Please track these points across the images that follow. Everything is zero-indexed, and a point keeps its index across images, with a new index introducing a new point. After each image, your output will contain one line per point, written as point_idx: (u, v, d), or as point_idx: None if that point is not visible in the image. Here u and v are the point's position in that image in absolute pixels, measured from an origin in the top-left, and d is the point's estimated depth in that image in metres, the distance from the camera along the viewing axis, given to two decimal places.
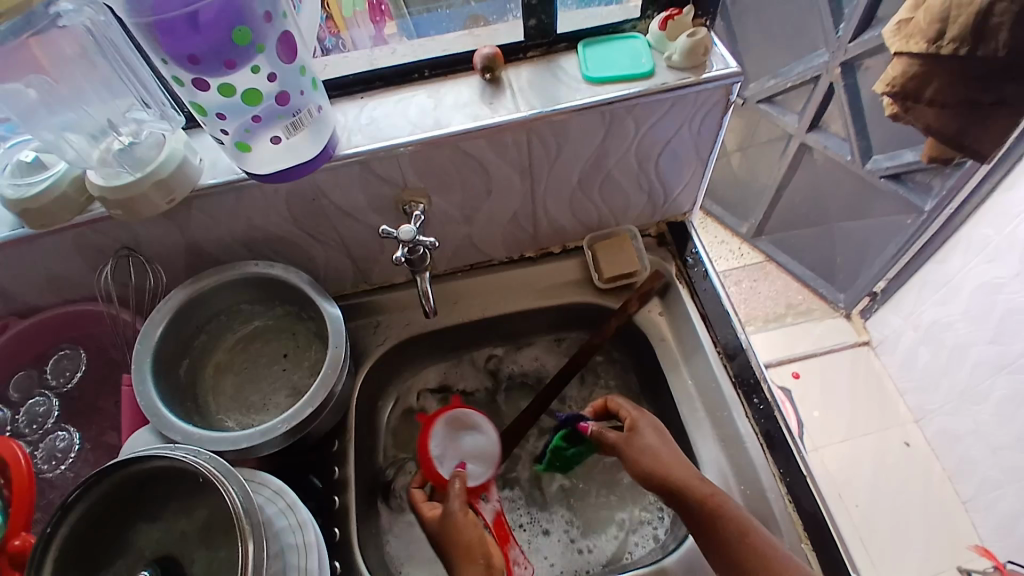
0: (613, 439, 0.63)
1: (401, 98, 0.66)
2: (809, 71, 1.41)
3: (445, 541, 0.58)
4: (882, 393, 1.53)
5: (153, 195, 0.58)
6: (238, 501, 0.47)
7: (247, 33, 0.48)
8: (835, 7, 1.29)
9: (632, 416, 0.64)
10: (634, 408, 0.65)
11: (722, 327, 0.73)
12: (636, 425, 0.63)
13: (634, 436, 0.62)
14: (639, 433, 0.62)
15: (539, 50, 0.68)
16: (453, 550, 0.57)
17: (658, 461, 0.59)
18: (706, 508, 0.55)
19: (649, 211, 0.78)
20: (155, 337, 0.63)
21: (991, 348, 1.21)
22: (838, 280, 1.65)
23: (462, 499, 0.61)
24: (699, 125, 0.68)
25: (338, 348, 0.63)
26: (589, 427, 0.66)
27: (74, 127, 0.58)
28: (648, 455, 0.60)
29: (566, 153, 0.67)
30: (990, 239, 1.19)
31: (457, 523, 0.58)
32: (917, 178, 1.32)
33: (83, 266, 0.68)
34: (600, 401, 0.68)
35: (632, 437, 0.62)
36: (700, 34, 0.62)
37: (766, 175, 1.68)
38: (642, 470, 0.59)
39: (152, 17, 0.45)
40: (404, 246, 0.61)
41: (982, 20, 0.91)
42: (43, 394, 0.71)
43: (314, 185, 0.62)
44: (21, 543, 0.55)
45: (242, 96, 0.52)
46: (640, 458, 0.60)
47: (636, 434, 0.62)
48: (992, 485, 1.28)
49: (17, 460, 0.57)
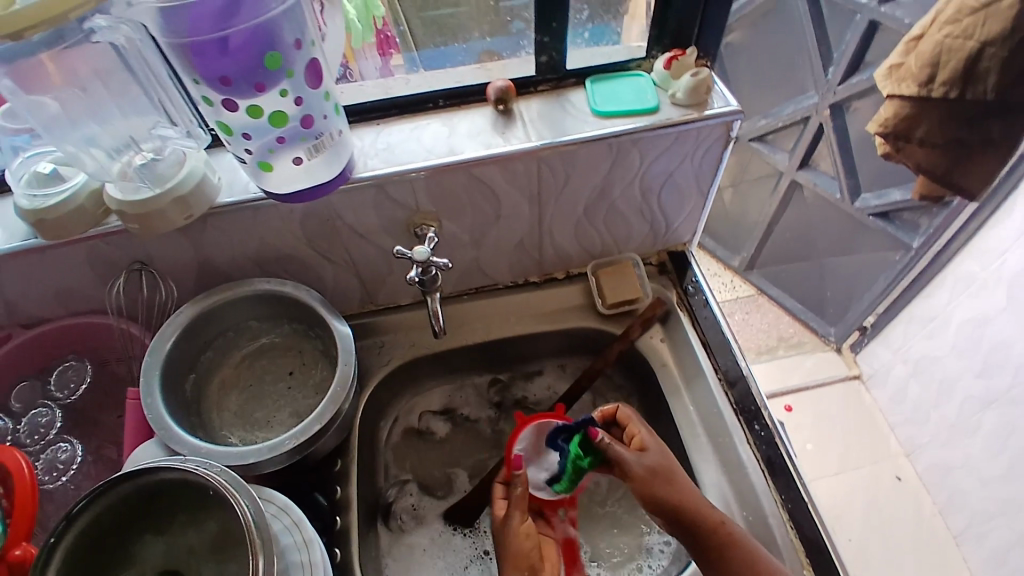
0: (623, 453, 0.61)
1: (417, 126, 0.68)
2: (799, 112, 1.47)
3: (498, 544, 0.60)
4: (873, 427, 1.54)
5: (170, 210, 0.59)
6: (250, 515, 0.47)
7: (278, 58, 0.50)
8: (825, 52, 1.37)
9: (640, 435, 0.63)
10: (645, 427, 0.64)
11: (723, 354, 0.74)
12: (642, 443, 0.62)
13: (645, 457, 0.60)
14: (650, 453, 0.61)
15: (548, 84, 0.71)
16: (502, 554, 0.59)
17: (670, 485, 0.58)
18: (716, 536, 0.56)
19: (650, 240, 0.81)
20: (165, 350, 0.63)
21: (978, 381, 1.24)
22: (828, 313, 1.69)
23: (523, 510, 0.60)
24: (701, 159, 0.71)
25: (348, 367, 0.64)
26: (598, 434, 0.62)
27: (98, 139, 0.58)
28: (659, 479, 0.58)
29: (574, 182, 0.69)
30: (976, 275, 1.23)
31: (513, 534, 0.59)
32: (904, 216, 1.38)
33: (96, 279, 0.68)
34: (610, 409, 0.66)
35: (643, 457, 0.60)
36: (703, 74, 0.65)
37: (757, 211, 1.73)
38: (657, 498, 0.58)
39: (187, 39, 0.47)
40: (418, 266, 0.63)
41: (973, 61, 0.90)
42: (47, 405, 0.71)
43: (329, 206, 0.64)
44: (22, 554, 0.54)
45: (269, 118, 0.54)
46: (649, 479, 0.59)
47: (647, 455, 0.60)
48: (982, 519, 1.29)
49: (20, 469, 0.56)
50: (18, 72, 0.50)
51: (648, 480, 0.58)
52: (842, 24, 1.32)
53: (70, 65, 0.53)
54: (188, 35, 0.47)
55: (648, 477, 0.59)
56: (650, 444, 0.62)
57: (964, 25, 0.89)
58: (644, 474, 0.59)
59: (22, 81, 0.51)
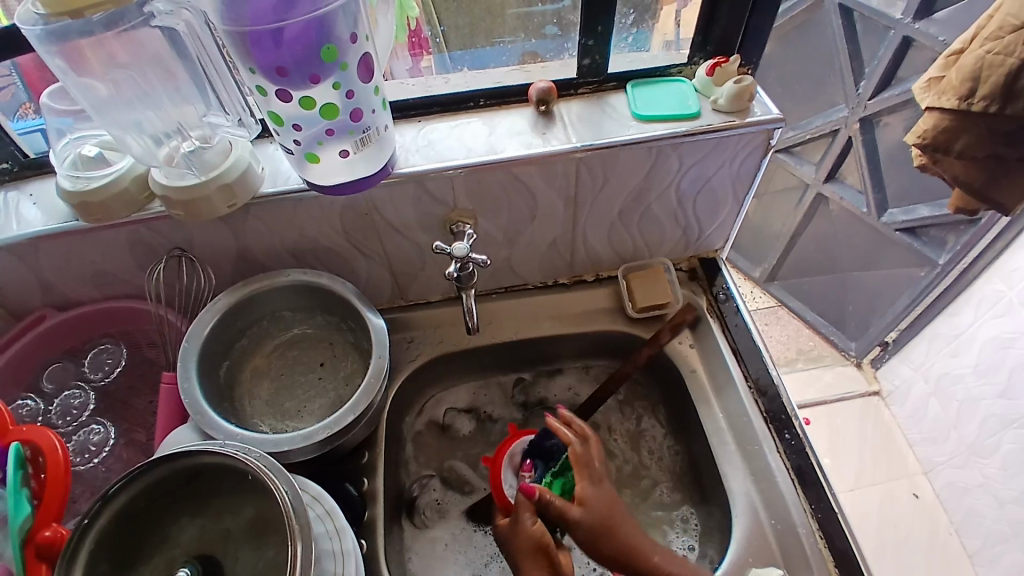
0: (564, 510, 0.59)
1: (458, 124, 0.69)
2: (828, 125, 1.47)
3: (513, 549, 0.60)
4: (891, 444, 1.53)
5: (216, 198, 0.60)
6: (288, 500, 0.48)
7: (333, 50, 0.51)
8: (857, 67, 1.37)
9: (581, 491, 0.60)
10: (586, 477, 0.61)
11: (754, 361, 0.74)
12: (582, 497, 0.60)
13: (586, 514, 0.59)
14: (591, 507, 0.59)
15: (589, 87, 0.72)
16: (520, 553, 0.59)
17: (614, 537, 0.59)
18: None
19: (681, 246, 0.81)
20: (203, 336, 0.64)
21: (1000, 402, 1.22)
22: (849, 328, 1.68)
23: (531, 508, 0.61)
24: (738, 166, 0.71)
25: (381, 359, 0.64)
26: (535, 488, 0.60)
27: (148, 125, 0.59)
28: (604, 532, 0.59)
29: (611, 185, 0.70)
30: (1002, 295, 1.22)
31: (523, 530, 0.60)
32: (930, 233, 1.37)
33: (136, 264, 0.69)
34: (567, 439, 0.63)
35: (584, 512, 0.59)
36: (746, 81, 0.65)
37: (780, 222, 1.73)
38: (602, 549, 0.59)
39: (247, 28, 0.47)
40: (456, 262, 0.64)
41: (1013, 79, 0.91)
42: (79, 387, 0.72)
43: (369, 199, 0.65)
44: (52, 535, 0.53)
45: (321, 110, 0.54)
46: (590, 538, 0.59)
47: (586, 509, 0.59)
48: (996, 540, 1.27)
49: (53, 448, 0.56)
50: (69, 51, 0.51)
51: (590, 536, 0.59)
52: (875, 39, 1.33)
53: (117, 47, 0.53)
54: (248, 24, 0.47)
55: (596, 532, 0.59)
56: (589, 495, 0.60)
57: (1005, 42, 0.90)
58: (590, 529, 0.59)
59: (73, 61, 0.52)
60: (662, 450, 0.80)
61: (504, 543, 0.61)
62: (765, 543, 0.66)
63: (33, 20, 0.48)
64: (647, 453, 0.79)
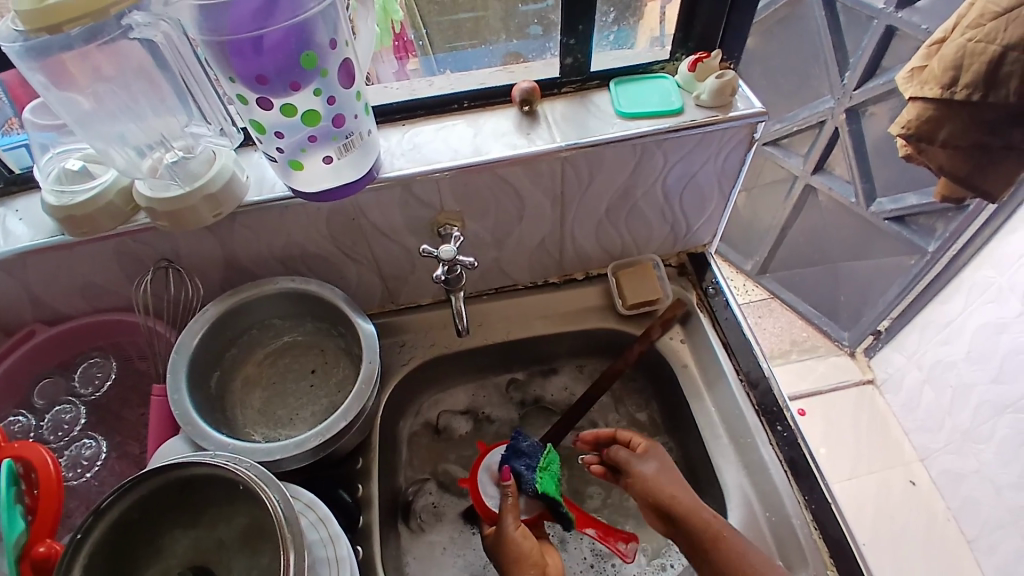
0: (621, 455, 0.65)
1: (442, 126, 0.69)
2: (815, 116, 1.48)
3: (501, 555, 0.61)
4: (886, 432, 1.54)
5: (201, 208, 0.59)
6: (280, 509, 0.47)
7: (313, 57, 0.51)
8: (841, 58, 1.38)
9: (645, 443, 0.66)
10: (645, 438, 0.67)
11: (744, 355, 0.75)
12: (646, 448, 0.66)
13: (644, 461, 0.64)
14: (649, 459, 0.64)
15: (572, 87, 0.72)
16: (507, 560, 0.60)
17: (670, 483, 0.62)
18: (707, 536, 0.58)
19: (670, 242, 0.81)
20: (191, 347, 0.64)
21: (993, 388, 1.23)
22: (842, 318, 1.69)
23: (514, 516, 0.63)
24: (724, 160, 0.71)
25: (372, 364, 0.64)
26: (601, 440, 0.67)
27: (131, 137, 0.59)
28: (660, 480, 0.62)
29: (597, 183, 0.70)
30: (992, 281, 1.22)
31: (511, 536, 0.61)
32: (920, 221, 1.38)
33: (123, 276, 0.69)
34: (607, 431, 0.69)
35: (643, 459, 0.64)
36: (728, 76, 0.66)
37: (770, 215, 1.74)
38: (652, 493, 0.62)
39: (226, 38, 0.47)
40: (444, 265, 0.64)
41: (996, 66, 0.92)
42: (70, 402, 0.72)
43: (355, 204, 0.65)
44: (46, 550, 0.53)
45: (303, 117, 0.54)
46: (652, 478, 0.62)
47: (647, 459, 0.64)
48: (995, 525, 1.27)
49: (45, 463, 0.56)
50: (51, 66, 0.51)
51: (648, 479, 0.62)
52: (858, 31, 1.33)
53: (101, 60, 0.53)
54: (228, 34, 0.47)
55: (648, 478, 0.62)
56: (652, 450, 0.66)
57: (986, 30, 0.91)
58: (643, 476, 0.63)
59: (55, 76, 0.52)
60: (657, 448, 0.80)
61: (491, 551, 0.62)
62: (760, 535, 0.66)
63: (12, 36, 0.47)
64: None
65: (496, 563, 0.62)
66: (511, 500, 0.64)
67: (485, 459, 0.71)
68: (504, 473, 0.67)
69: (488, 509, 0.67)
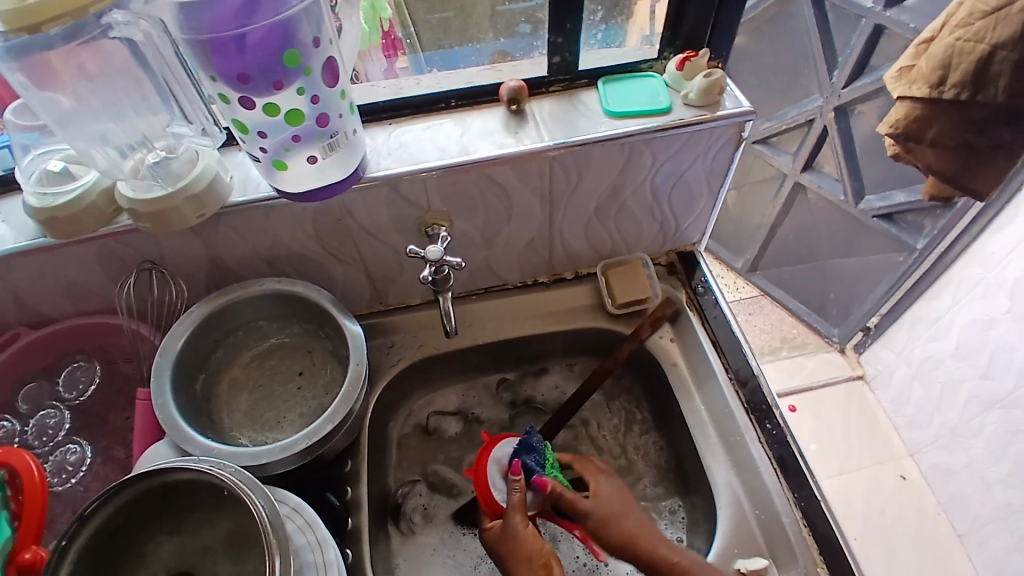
0: (576, 502, 0.63)
1: (430, 125, 0.68)
2: (803, 115, 1.48)
3: (506, 551, 0.60)
4: (876, 428, 1.55)
5: (184, 209, 0.59)
6: (265, 514, 0.47)
7: (296, 55, 0.50)
8: (830, 56, 1.38)
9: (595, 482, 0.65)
10: (597, 474, 0.66)
11: (734, 353, 0.75)
12: (598, 489, 0.64)
13: (597, 505, 0.63)
14: (603, 501, 0.63)
15: (560, 85, 0.71)
16: (513, 557, 0.59)
17: (623, 527, 0.61)
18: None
19: (660, 240, 0.81)
20: (176, 349, 0.63)
21: (981, 383, 1.24)
22: (832, 315, 1.70)
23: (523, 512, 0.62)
24: (712, 159, 0.71)
25: (360, 366, 0.63)
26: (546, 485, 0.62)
27: (112, 137, 0.58)
28: (614, 523, 0.62)
29: (585, 182, 0.69)
30: (979, 277, 1.23)
31: (518, 533, 0.60)
32: (908, 218, 1.39)
33: (106, 279, 0.68)
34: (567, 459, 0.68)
35: (597, 503, 0.63)
36: (716, 75, 0.65)
37: (760, 213, 1.75)
38: (606, 537, 0.61)
39: (206, 36, 0.47)
40: (431, 265, 0.63)
41: (984, 65, 0.92)
42: (54, 406, 0.70)
43: (342, 204, 0.64)
44: (32, 556, 0.52)
45: (286, 116, 0.53)
46: (605, 524, 0.62)
47: (600, 502, 0.63)
48: (983, 520, 1.29)
49: (29, 470, 0.55)
50: (31, 66, 0.49)
51: (601, 525, 0.62)
52: (846, 29, 1.33)
53: (85, 58, 0.52)
54: (208, 32, 0.46)
55: (602, 524, 0.62)
56: (605, 490, 0.64)
57: (975, 28, 0.91)
58: (597, 522, 0.62)
59: (35, 76, 0.50)
60: (648, 446, 0.79)
61: (493, 546, 0.61)
62: (750, 534, 0.66)
63: None
64: (633, 450, 0.79)
65: (498, 560, 0.61)
66: (518, 495, 0.62)
67: (492, 452, 0.67)
68: (512, 466, 0.63)
69: (494, 503, 0.65)
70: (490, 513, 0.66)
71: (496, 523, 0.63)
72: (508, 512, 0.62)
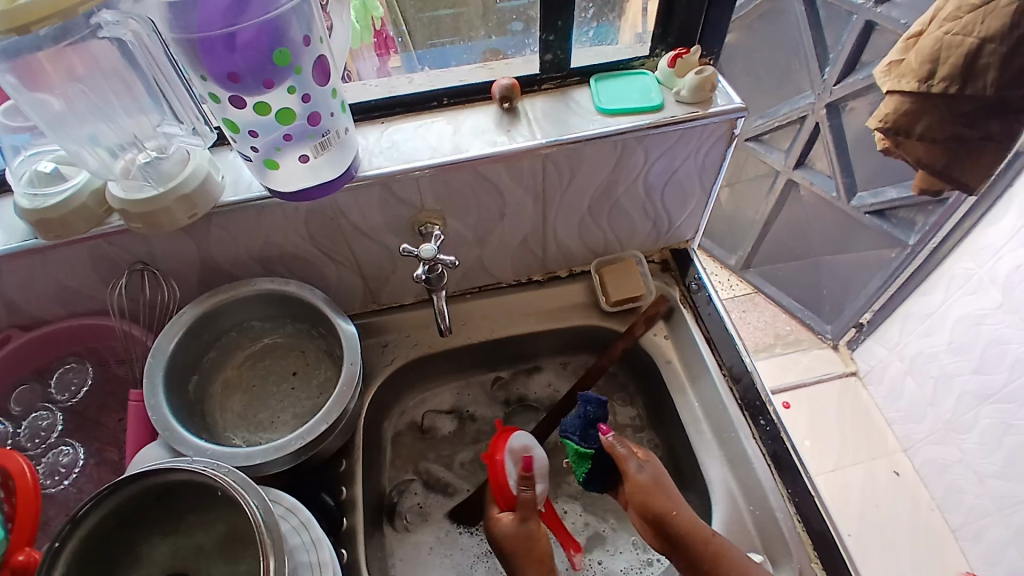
0: (628, 459, 0.64)
1: (422, 124, 0.68)
2: (796, 111, 1.49)
3: (516, 547, 0.62)
4: (870, 423, 1.56)
5: (176, 209, 0.58)
6: (259, 514, 0.46)
7: (286, 54, 0.50)
8: (821, 53, 1.39)
9: (644, 451, 0.66)
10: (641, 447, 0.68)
11: (727, 350, 0.75)
12: (646, 456, 0.66)
13: (648, 466, 0.64)
14: (653, 466, 0.64)
15: (552, 83, 0.72)
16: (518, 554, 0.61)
17: (668, 495, 0.61)
18: (708, 550, 0.57)
19: (652, 238, 0.81)
20: (168, 351, 0.63)
21: (975, 378, 1.25)
22: (825, 311, 1.71)
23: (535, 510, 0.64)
24: (704, 155, 0.71)
25: (354, 365, 0.63)
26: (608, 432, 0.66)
27: (102, 137, 0.58)
28: (659, 487, 0.62)
29: (578, 180, 0.69)
30: (971, 272, 1.24)
31: (532, 533, 0.62)
32: (900, 214, 1.40)
33: (97, 280, 0.67)
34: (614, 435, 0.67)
35: (648, 465, 0.64)
36: (707, 72, 0.66)
37: (754, 210, 1.76)
38: (651, 500, 0.61)
39: (196, 35, 0.46)
40: (425, 264, 0.64)
41: (972, 59, 0.93)
42: (47, 408, 0.70)
43: (333, 204, 0.64)
44: (26, 558, 0.52)
45: (277, 115, 0.53)
46: (651, 490, 0.61)
47: (650, 466, 0.64)
48: (979, 514, 1.29)
49: (22, 471, 0.55)
50: (22, 67, 0.49)
51: (648, 485, 0.62)
52: (837, 26, 1.34)
53: (75, 61, 0.51)
54: (197, 31, 0.46)
55: (650, 485, 0.62)
56: (652, 459, 0.66)
57: (964, 23, 0.92)
58: (643, 482, 0.62)
59: (26, 78, 0.50)
60: (643, 444, 0.80)
61: (501, 538, 0.62)
62: (745, 530, 0.66)
63: None
64: None
65: (503, 553, 0.62)
66: (531, 492, 0.64)
67: (509, 442, 0.65)
68: (527, 462, 0.64)
69: (507, 494, 0.63)
70: (500, 504, 0.64)
71: (504, 516, 0.63)
72: (523, 508, 0.63)
